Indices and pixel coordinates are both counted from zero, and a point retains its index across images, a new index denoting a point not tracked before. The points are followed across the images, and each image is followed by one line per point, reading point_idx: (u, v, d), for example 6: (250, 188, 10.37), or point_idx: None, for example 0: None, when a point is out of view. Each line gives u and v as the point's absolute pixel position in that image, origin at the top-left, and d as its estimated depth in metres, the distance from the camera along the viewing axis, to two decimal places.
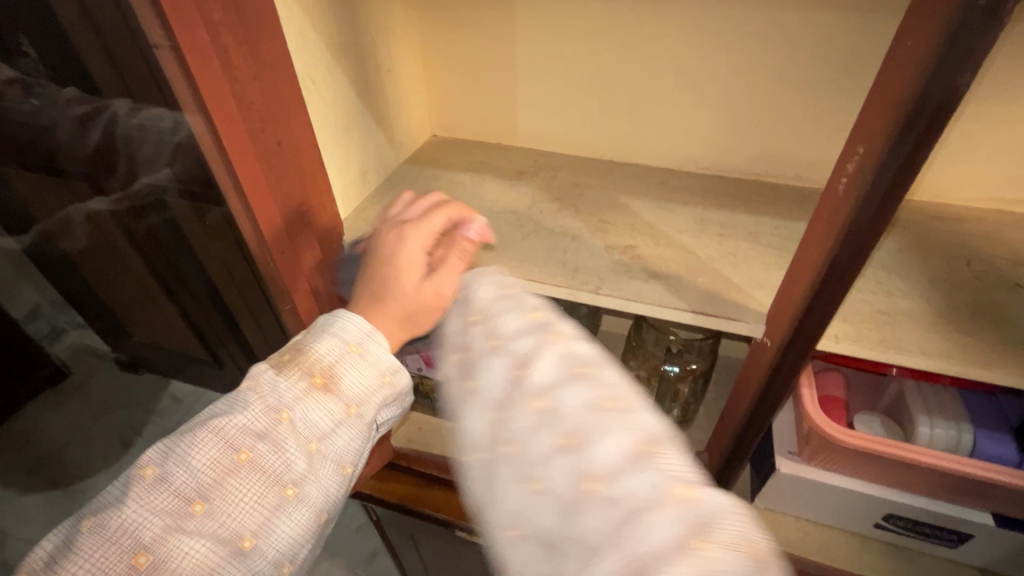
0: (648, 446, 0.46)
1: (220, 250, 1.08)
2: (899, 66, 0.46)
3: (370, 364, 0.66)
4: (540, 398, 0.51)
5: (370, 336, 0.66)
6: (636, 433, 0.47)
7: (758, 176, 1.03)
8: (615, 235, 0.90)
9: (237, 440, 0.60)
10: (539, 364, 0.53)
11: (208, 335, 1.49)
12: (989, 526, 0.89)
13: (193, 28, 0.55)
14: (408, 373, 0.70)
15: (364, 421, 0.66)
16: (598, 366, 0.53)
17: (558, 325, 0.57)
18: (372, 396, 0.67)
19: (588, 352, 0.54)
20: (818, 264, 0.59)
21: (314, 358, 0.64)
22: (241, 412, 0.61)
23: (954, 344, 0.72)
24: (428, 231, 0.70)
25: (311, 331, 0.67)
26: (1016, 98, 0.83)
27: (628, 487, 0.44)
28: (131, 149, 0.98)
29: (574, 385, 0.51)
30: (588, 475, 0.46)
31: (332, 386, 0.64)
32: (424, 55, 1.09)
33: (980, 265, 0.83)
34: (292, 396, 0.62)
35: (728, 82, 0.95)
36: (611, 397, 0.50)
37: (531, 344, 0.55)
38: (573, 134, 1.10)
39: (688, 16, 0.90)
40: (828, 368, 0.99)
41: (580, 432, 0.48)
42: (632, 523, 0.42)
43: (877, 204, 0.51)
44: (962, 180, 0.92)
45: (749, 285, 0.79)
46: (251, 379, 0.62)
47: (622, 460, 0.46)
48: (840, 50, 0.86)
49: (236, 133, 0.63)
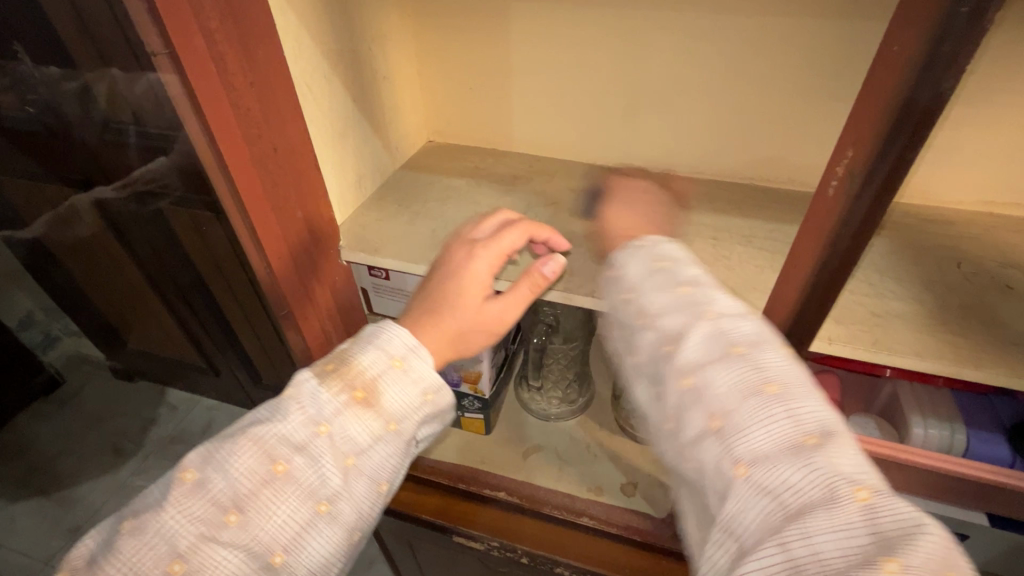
0: (816, 441, 0.48)
1: (216, 256, 1.09)
2: (882, 70, 0.47)
3: (411, 377, 0.65)
4: (691, 376, 0.56)
5: (414, 351, 0.66)
6: (799, 419, 0.50)
7: (751, 180, 1.04)
8: (610, 239, 0.91)
9: (276, 451, 0.59)
10: (690, 344, 0.57)
11: (204, 343, 1.49)
12: (984, 526, 0.90)
13: (190, 35, 0.55)
14: (450, 392, 0.69)
15: (402, 438, 0.65)
16: (759, 352, 0.55)
17: (713, 308, 0.60)
18: (410, 413, 0.65)
19: (746, 335, 0.57)
20: (809, 266, 0.60)
21: (358, 370, 0.64)
22: (282, 421, 0.60)
23: (946, 345, 0.73)
24: (497, 249, 0.75)
25: (357, 339, 0.68)
26: (1003, 102, 0.84)
27: (789, 478, 0.47)
28: (125, 156, 0.98)
29: (730, 366, 0.54)
30: (742, 461, 0.50)
31: (374, 401, 0.63)
32: (419, 62, 1.10)
33: (970, 266, 0.84)
34: (333, 407, 0.61)
35: (720, 88, 0.96)
36: (769, 381, 0.53)
37: (685, 323, 0.59)
38: (568, 140, 1.11)
39: (680, 23, 0.91)
40: (823, 370, 1.00)
41: (735, 415, 0.52)
42: (792, 504, 0.46)
43: (866, 206, 0.52)
44: (952, 183, 0.94)
45: (743, 288, 0.80)
46: (297, 385, 0.63)
47: (781, 445, 0.49)
48: (829, 56, 0.87)
49: (233, 140, 0.64)
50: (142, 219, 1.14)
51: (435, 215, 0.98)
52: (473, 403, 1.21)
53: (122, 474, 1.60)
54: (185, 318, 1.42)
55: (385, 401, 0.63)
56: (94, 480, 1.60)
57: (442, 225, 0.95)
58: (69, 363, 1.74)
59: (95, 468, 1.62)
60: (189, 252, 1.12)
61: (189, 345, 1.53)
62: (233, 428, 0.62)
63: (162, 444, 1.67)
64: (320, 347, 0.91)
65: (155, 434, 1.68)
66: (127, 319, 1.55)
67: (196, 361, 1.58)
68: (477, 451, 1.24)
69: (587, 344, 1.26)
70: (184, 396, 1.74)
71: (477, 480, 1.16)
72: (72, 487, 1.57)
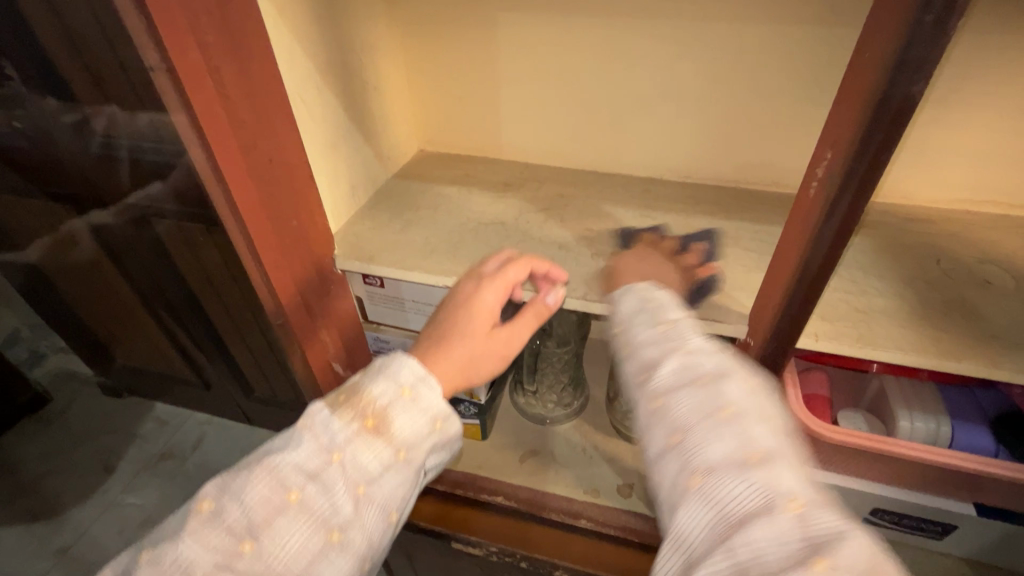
0: (763, 462, 0.51)
1: (208, 268, 1.09)
2: (861, 74, 0.49)
3: (421, 404, 0.65)
4: (658, 397, 0.58)
5: (424, 379, 0.66)
6: (751, 442, 0.53)
7: (737, 183, 1.06)
8: (602, 242, 0.93)
9: (289, 479, 0.59)
10: (661, 369, 0.60)
11: (193, 356, 1.48)
12: (972, 516, 0.92)
13: (187, 50, 0.57)
14: (458, 420, 0.68)
15: (412, 466, 0.64)
16: (722, 379, 0.57)
17: (688, 335, 0.62)
18: (422, 441, 0.65)
19: (716, 364, 0.59)
20: (793, 264, 0.62)
21: (369, 399, 0.64)
22: (294, 450, 0.61)
23: (928, 339, 0.75)
24: (501, 282, 0.75)
25: (367, 369, 0.68)
26: (976, 103, 0.87)
27: (737, 495, 0.50)
28: (114, 170, 0.98)
29: (696, 389, 0.57)
30: (696, 477, 0.53)
31: (385, 428, 0.63)
32: (409, 72, 1.12)
33: (950, 262, 0.87)
34: (345, 436, 0.62)
35: (704, 94, 0.98)
36: (728, 406, 0.55)
37: (658, 351, 0.61)
38: (558, 147, 1.13)
39: (664, 32, 0.94)
40: (812, 368, 1.02)
41: (693, 435, 0.55)
42: (736, 518, 0.49)
43: (845, 205, 0.54)
44: (930, 183, 0.97)
45: (732, 288, 0.82)
46: (309, 414, 0.63)
47: (731, 464, 0.52)
48: (808, 62, 0.90)
49: (230, 152, 0.65)
50: (130, 233, 1.13)
51: (429, 222, 1.00)
52: (470, 409, 1.21)
53: (112, 492, 1.58)
54: (174, 331, 1.41)
55: (395, 429, 0.63)
56: (82, 499, 1.58)
57: (436, 231, 0.97)
58: (56, 380, 1.77)
59: (83, 486, 1.60)
60: (181, 264, 1.12)
61: (179, 358, 1.51)
62: (247, 459, 0.62)
63: (153, 460, 1.65)
64: (317, 355, 0.92)
65: (145, 450, 1.66)
66: (114, 335, 1.53)
67: (186, 375, 1.56)
68: (474, 457, 1.24)
69: (581, 347, 1.27)
70: (175, 411, 1.72)
71: (473, 485, 1.16)
72: (61, 507, 1.55)
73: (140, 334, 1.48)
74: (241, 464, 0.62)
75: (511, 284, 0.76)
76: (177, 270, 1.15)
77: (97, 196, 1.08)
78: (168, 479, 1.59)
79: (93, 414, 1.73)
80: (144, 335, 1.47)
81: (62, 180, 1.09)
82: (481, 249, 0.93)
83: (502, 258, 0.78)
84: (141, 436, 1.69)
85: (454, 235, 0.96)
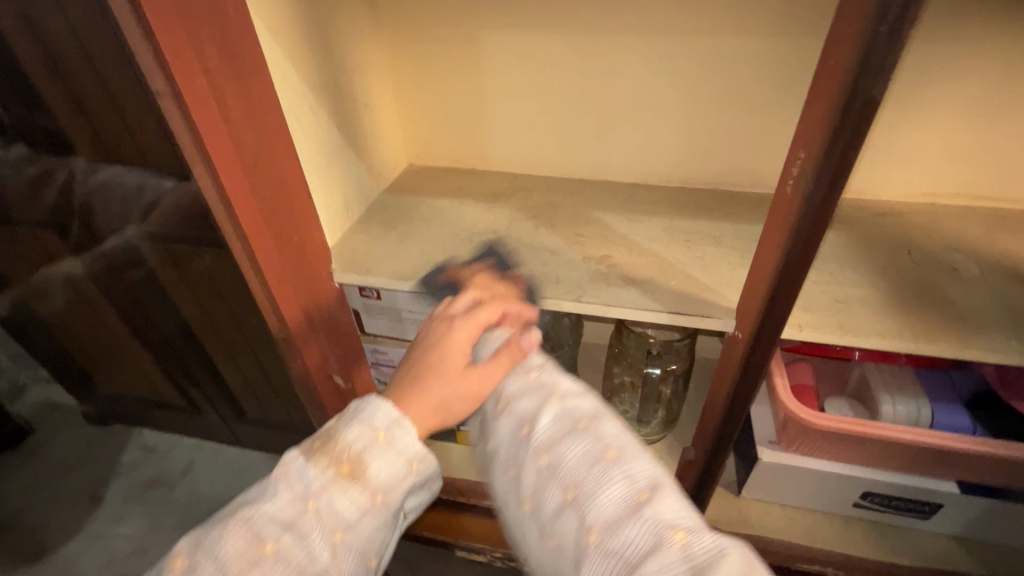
0: (648, 496, 0.53)
1: (196, 291, 1.08)
2: (822, 78, 0.54)
3: (396, 446, 0.61)
4: (545, 453, 0.57)
5: (399, 423, 0.62)
6: (637, 482, 0.54)
7: (717, 185, 1.11)
8: (592, 246, 0.96)
9: (264, 532, 0.57)
10: (542, 422, 0.59)
11: (181, 381, 1.46)
12: (956, 494, 0.96)
13: (190, 74, 0.59)
14: (437, 460, 0.64)
15: (389, 512, 0.61)
16: (598, 421, 0.59)
17: (558, 383, 0.63)
18: (402, 485, 0.61)
19: (587, 407, 0.60)
20: (775, 257, 0.66)
21: (345, 444, 0.61)
22: (268, 501, 0.58)
23: (904, 324, 0.79)
24: (473, 321, 0.68)
25: (342, 411, 0.64)
26: (936, 103, 0.93)
27: (630, 537, 0.51)
28: (96, 197, 0.97)
29: (575, 440, 0.57)
30: (592, 531, 0.52)
31: (362, 474, 0.60)
32: (397, 90, 1.15)
33: (920, 253, 0.92)
34: (320, 483, 0.59)
35: (682, 102, 1.03)
36: (609, 448, 0.56)
37: (535, 403, 0.61)
38: (544, 157, 1.17)
39: (641, 45, 0.99)
40: (797, 359, 1.06)
41: (582, 485, 0.55)
42: (633, 560, 0.50)
43: (820, 199, 0.57)
44: (899, 179, 1.02)
45: (718, 285, 0.86)
46: (279, 462, 0.60)
47: (620, 506, 0.53)
48: (778, 69, 0.95)
49: (229, 172, 0.67)
50: (114, 259, 1.12)
51: (423, 234, 1.02)
52: None
53: (100, 523, 1.56)
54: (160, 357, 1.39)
55: (372, 473, 0.60)
56: (70, 532, 1.55)
57: (430, 242, 0.99)
58: (40, 411, 1.76)
59: (70, 519, 1.57)
60: (168, 288, 1.11)
61: (166, 383, 1.49)
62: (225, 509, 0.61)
63: (141, 488, 1.63)
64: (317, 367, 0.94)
65: (133, 479, 1.64)
66: (96, 363, 1.50)
67: (174, 399, 1.55)
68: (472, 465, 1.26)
69: (575, 350, 1.30)
70: (166, 436, 1.70)
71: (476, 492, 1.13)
72: (47, 541, 1.52)
73: (124, 361, 1.45)
74: (221, 514, 0.60)
75: (483, 324, 0.69)
76: (164, 294, 1.14)
77: (78, 224, 1.07)
78: (158, 507, 1.57)
79: (78, 443, 1.71)
80: (128, 361, 1.45)
81: (40, 209, 1.07)
82: (477, 258, 0.95)
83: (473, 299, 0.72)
84: (128, 464, 1.67)
85: (448, 244, 0.99)
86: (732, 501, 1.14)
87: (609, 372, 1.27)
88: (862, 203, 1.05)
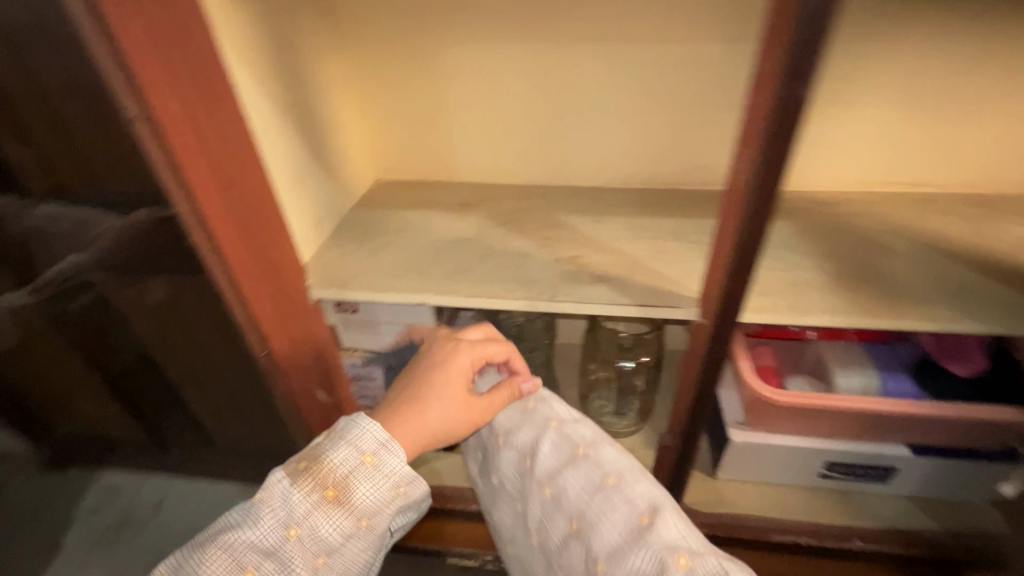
0: (646, 519, 0.63)
1: (161, 317, 1.06)
2: (760, 83, 0.59)
3: (379, 473, 0.70)
4: (550, 486, 0.70)
5: (384, 448, 0.71)
6: (635, 505, 0.64)
7: (673, 185, 1.18)
8: (561, 248, 1.01)
9: (248, 557, 0.65)
10: (544, 455, 0.72)
11: (146, 414, 1.41)
12: (908, 456, 1.04)
13: (164, 99, 0.60)
14: (422, 482, 0.74)
15: (368, 534, 0.71)
16: (594, 451, 0.70)
17: (554, 417, 0.75)
18: (383, 507, 0.71)
19: (584, 437, 0.72)
20: (730, 244, 0.71)
21: (329, 469, 0.69)
22: (251, 529, 0.66)
23: (849, 301, 0.87)
24: (479, 352, 0.82)
25: (331, 433, 0.73)
26: (862, 100, 1.02)
27: (632, 559, 0.60)
28: (44, 229, 0.93)
29: (574, 472, 0.69)
30: (598, 560, 0.63)
31: (344, 500, 0.69)
32: (361, 107, 1.17)
33: (859, 236, 1.00)
34: (305, 508, 0.67)
35: (636, 108, 1.09)
36: (606, 476, 0.67)
37: (535, 438, 0.73)
38: (509, 165, 1.21)
39: (594, 56, 1.04)
40: (759, 343, 1.13)
41: (585, 513, 0.66)
42: None
43: (764, 188, 0.63)
44: (835, 171, 1.11)
45: (682, 277, 0.91)
46: (262, 487, 0.68)
47: (621, 531, 0.63)
48: (721, 74, 1.02)
49: (207, 194, 0.68)
50: (69, 291, 1.08)
51: (396, 245, 1.04)
52: None
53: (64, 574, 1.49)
54: (123, 390, 1.34)
55: (354, 498, 0.69)
56: None
57: (404, 253, 1.01)
58: None
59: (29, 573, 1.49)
60: (129, 316, 1.08)
61: (129, 418, 1.44)
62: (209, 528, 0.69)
63: (106, 532, 1.56)
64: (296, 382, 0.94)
65: (97, 524, 1.57)
66: (51, 403, 1.43)
67: (138, 435, 1.49)
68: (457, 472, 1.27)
69: (550, 350, 1.33)
70: (129, 476, 1.63)
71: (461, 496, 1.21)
72: None
73: (83, 398, 1.39)
74: (205, 537, 0.68)
75: (487, 356, 0.82)
76: (125, 323, 1.10)
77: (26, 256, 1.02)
78: (126, 550, 1.51)
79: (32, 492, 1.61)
80: (87, 398, 1.39)
81: None
82: (449, 266, 0.98)
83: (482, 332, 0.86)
84: (90, 510, 1.59)
85: (419, 255, 1.01)
86: (709, 484, 1.20)
87: (585, 369, 1.31)
88: (803, 194, 1.13)
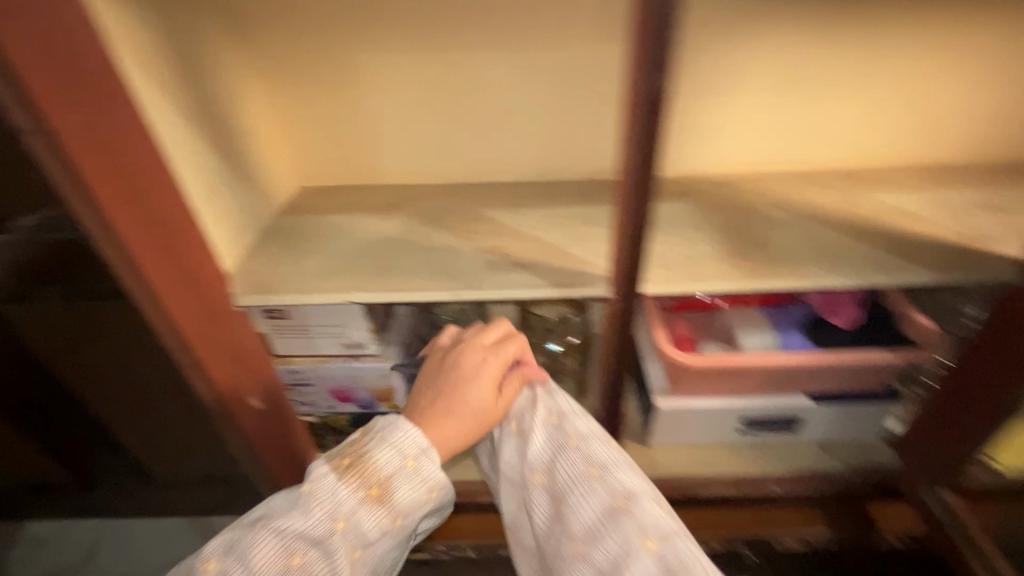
0: (624, 504, 0.83)
1: (72, 343, 1.01)
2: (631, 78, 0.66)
3: (417, 472, 0.84)
4: (544, 474, 0.92)
5: (424, 453, 0.85)
6: (615, 492, 0.85)
7: (585, 174, 1.26)
8: (483, 240, 1.06)
9: (296, 545, 0.75)
10: (539, 444, 0.93)
11: (67, 453, 1.33)
12: (809, 405, 1.17)
13: (58, 112, 0.60)
14: (449, 486, 0.88)
15: (399, 528, 0.83)
16: (586, 440, 0.90)
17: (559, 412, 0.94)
18: (415, 506, 0.85)
19: (581, 427, 0.92)
20: (624, 218, 0.78)
21: (374, 469, 0.82)
22: (300, 519, 0.77)
23: (739, 268, 0.97)
24: (502, 357, 0.96)
25: (374, 431, 0.86)
26: (740, 89, 1.13)
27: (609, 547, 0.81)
28: None
29: (565, 461, 0.90)
30: (578, 542, 0.83)
31: (386, 496, 0.82)
32: (274, 114, 1.17)
33: (748, 211, 1.12)
34: (351, 503, 0.79)
35: (543, 104, 1.16)
36: (594, 466, 0.88)
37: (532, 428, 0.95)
38: (430, 165, 1.25)
39: (497, 58, 1.10)
40: (675, 316, 1.24)
41: (570, 501, 0.87)
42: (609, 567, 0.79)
43: (642, 164, 0.71)
44: (726, 153, 1.23)
45: (593, 258, 0.99)
46: (314, 483, 0.79)
47: (602, 518, 0.83)
48: (615, 70, 1.11)
49: (118, 207, 0.68)
50: None
51: (321, 248, 1.06)
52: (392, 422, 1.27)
53: None
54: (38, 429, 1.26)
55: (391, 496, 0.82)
56: None
57: (328, 255, 1.03)
58: None
59: None
60: (35, 344, 1.03)
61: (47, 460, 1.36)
62: (253, 516, 0.79)
63: None
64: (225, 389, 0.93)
65: None
66: None
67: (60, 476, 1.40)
68: None
69: None
70: (56, 523, 1.54)
71: None
72: None
73: None
74: (254, 527, 0.77)
75: (508, 357, 0.97)
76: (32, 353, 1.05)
77: None
78: None
79: None
80: None
81: None
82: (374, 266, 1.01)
83: (497, 331, 1.00)
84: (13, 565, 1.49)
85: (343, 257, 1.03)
86: (643, 451, 1.29)
87: None
88: (700, 176, 1.25)
